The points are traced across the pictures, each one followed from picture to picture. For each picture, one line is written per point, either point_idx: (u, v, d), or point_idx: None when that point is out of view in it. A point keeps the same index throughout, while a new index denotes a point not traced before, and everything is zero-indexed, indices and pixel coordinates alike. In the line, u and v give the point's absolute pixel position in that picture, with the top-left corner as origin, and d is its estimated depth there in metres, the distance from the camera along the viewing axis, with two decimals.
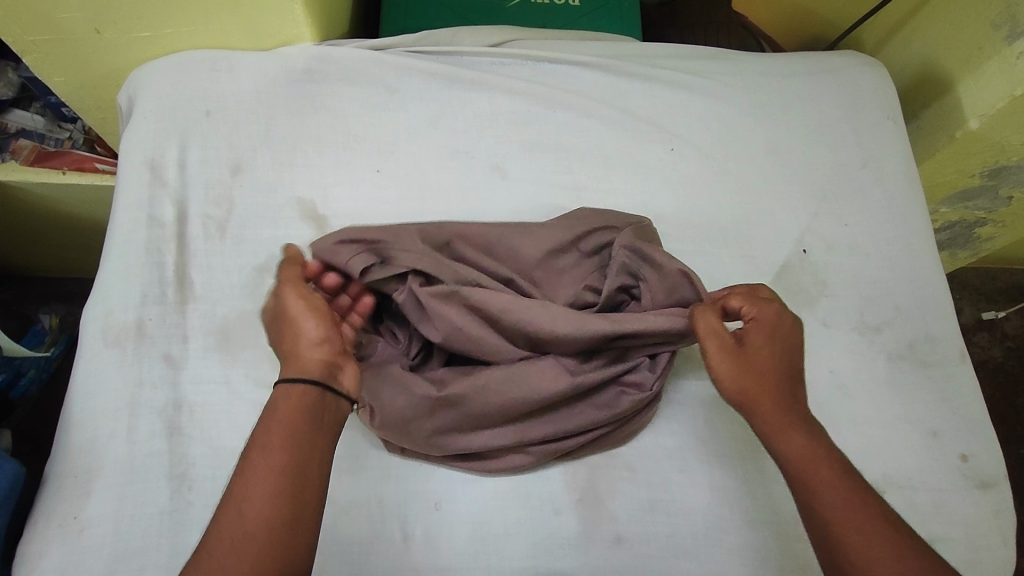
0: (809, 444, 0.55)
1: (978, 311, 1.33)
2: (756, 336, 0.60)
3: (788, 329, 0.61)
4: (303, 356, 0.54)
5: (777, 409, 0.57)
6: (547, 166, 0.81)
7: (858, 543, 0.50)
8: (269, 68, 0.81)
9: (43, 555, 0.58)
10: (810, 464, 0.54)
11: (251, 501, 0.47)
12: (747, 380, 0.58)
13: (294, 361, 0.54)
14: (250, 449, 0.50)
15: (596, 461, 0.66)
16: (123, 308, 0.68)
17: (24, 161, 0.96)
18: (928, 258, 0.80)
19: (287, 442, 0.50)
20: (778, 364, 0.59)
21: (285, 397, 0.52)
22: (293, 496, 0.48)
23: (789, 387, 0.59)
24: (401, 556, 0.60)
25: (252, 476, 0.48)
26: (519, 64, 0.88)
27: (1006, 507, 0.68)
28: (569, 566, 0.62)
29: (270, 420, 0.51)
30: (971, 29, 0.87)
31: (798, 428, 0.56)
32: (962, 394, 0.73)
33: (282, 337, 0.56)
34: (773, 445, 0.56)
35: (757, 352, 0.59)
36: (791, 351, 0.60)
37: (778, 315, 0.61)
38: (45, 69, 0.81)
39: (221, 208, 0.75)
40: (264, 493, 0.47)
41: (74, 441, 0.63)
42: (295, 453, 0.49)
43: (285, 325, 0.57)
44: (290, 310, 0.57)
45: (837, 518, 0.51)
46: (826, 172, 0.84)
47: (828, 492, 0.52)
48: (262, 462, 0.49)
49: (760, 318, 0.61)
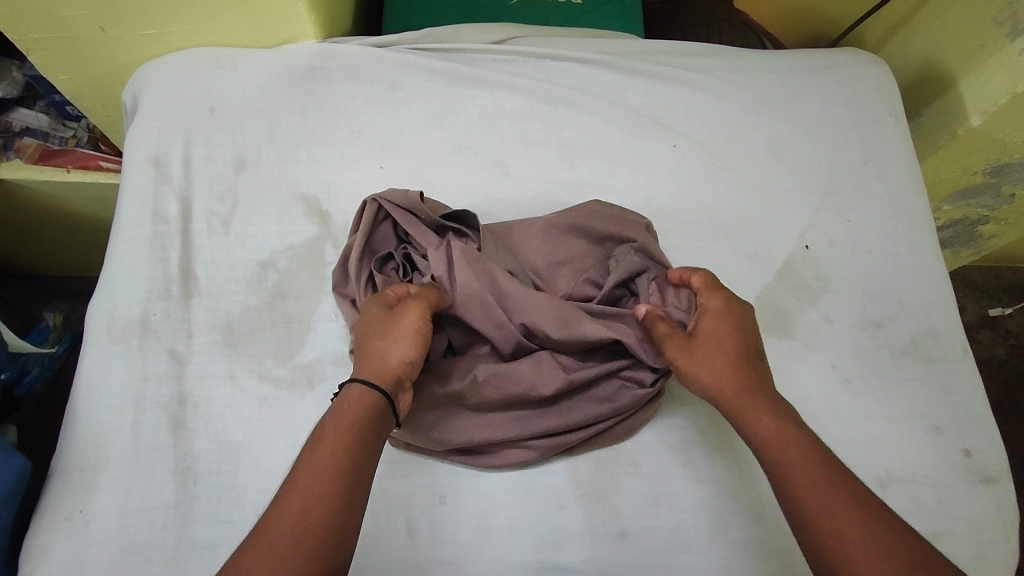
0: (778, 423, 0.55)
1: (981, 309, 1.33)
2: (706, 323, 0.62)
3: (737, 312, 0.62)
4: (388, 364, 0.56)
5: (739, 390, 0.57)
6: (549, 162, 0.82)
7: (831, 524, 0.49)
8: (273, 65, 0.82)
9: (49, 548, 0.58)
10: (782, 444, 0.54)
11: (302, 493, 0.48)
12: (703, 365, 0.59)
13: (382, 366, 0.56)
14: (311, 442, 0.51)
15: (600, 456, 0.66)
16: (128, 304, 0.69)
17: (28, 160, 0.97)
18: (931, 254, 0.80)
19: (346, 440, 0.51)
20: (729, 345, 0.60)
21: (352, 394, 0.54)
22: (343, 497, 0.49)
23: (747, 363, 0.59)
24: (405, 550, 0.61)
25: (308, 469, 0.49)
26: (522, 61, 0.88)
27: (1011, 502, 0.68)
28: (573, 560, 0.62)
29: (334, 414, 0.52)
30: (972, 26, 0.87)
31: (766, 408, 0.56)
32: (966, 389, 0.73)
33: (380, 333, 0.58)
34: (744, 426, 0.56)
35: (707, 336, 0.61)
36: (746, 332, 0.61)
37: (725, 303, 0.63)
38: (50, 66, 0.82)
39: (225, 204, 0.75)
40: (315, 486, 0.48)
41: (80, 435, 0.64)
42: (351, 452, 0.50)
43: (389, 327, 0.58)
44: (403, 321, 0.58)
45: (808, 496, 0.51)
46: (828, 168, 0.84)
47: (798, 472, 0.52)
48: (319, 456, 0.50)
49: (707, 306, 0.63)
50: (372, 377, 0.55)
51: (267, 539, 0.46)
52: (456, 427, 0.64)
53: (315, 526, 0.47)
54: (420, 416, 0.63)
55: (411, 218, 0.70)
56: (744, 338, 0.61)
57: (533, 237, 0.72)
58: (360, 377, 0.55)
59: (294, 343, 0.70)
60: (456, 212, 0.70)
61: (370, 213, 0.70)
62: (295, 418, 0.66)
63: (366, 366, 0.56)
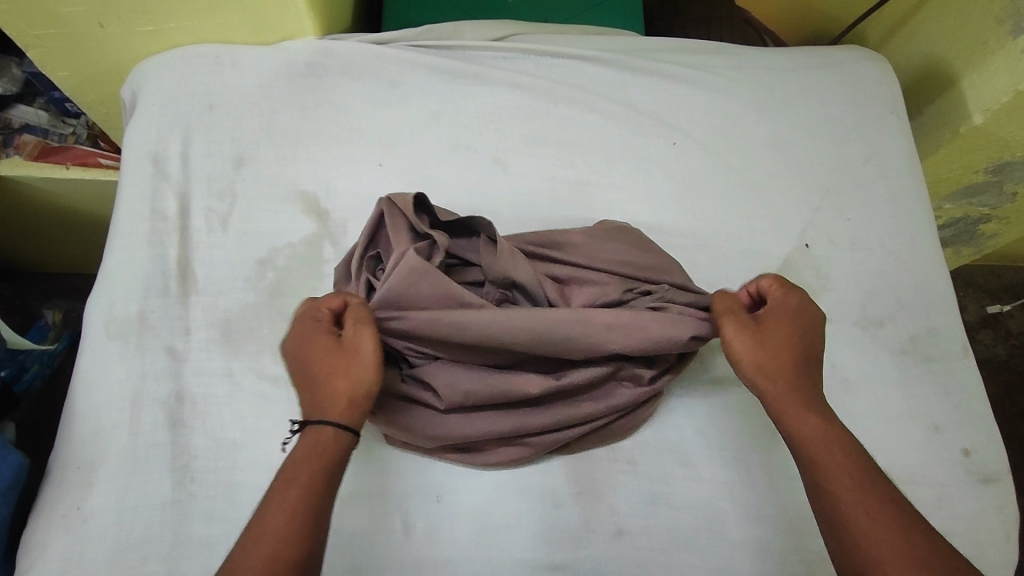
0: (822, 425, 0.55)
1: (982, 308, 1.33)
2: (773, 312, 0.60)
3: (808, 313, 0.61)
4: (356, 400, 0.54)
5: (787, 387, 0.57)
6: (548, 159, 0.81)
7: (865, 525, 0.49)
8: (271, 62, 0.82)
9: (46, 545, 0.58)
10: (823, 444, 0.54)
11: (272, 535, 0.47)
12: (764, 355, 0.58)
13: (347, 401, 0.53)
14: (279, 481, 0.50)
15: (597, 455, 0.66)
16: (126, 301, 0.69)
17: (27, 157, 0.96)
18: (931, 253, 0.80)
19: (314, 480, 0.50)
20: (795, 339, 0.59)
21: (321, 438, 0.52)
22: (314, 538, 0.48)
23: (806, 364, 0.58)
24: (402, 548, 0.60)
25: (278, 510, 0.48)
26: (522, 59, 0.88)
27: (1010, 502, 0.68)
28: (570, 559, 0.61)
29: (305, 455, 0.51)
30: (975, 24, 0.87)
31: (811, 410, 0.56)
32: (965, 389, 0.73)
33: (338, 368, 0.54)
34: (787, 426, 0.56)
35: (773, 327, 0.60)
36: (812, 333, 0.60)
37: (803, 300, 0.61)
38: (49, 62, 0.82)
39: (224, 201, 0.75)
40: (285, 527, 0.47)
41: (78, 432, 0.64)
42: (322, 494, 0.50)
43: (346, 360, 0.54)
44: (360, 350, 0.55)
45: (845, 493, 0.51)
46: (829, 167, 0.84)
47: (837, 470, 0.52)
48: (291, 496, 0.49)
49: (783, 302, 0.61)
50: (337, 416, 0.53)
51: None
52: (449, 425, 0.63)
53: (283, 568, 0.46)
54: (415, 417, 0.62)
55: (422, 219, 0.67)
56: (806, 337, 0.60)
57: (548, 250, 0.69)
58: (331, 420, 0.52)
59: None
60: (462, 220, 0.67)
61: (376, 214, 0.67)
62: (292, 416, 0.66)
63: (332, 405, 0.53)
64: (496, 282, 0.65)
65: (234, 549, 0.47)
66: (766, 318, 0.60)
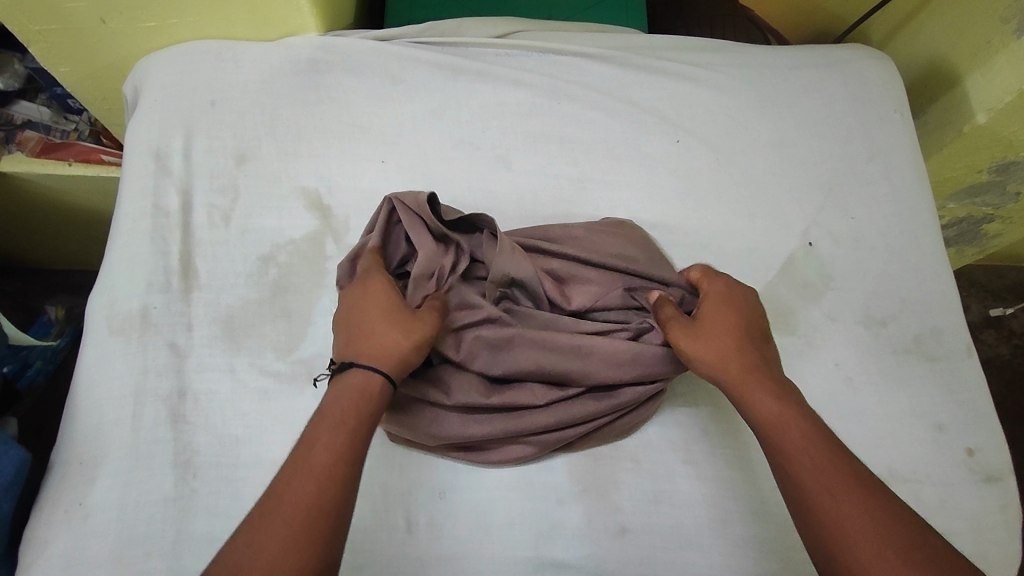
0: (781, 407, 0.54)
1: (985, 309, 1.32)
2: (711, 307, 0.61)
3: (741, 296, 0.62)
4: (404, 357, 0.55)
5: (746, 374, 0.57)
6: (552, 157, 0.81)
7: (830, 504, 0.49)
8: (274, 58, 0.81)
9: (48, 541, 0.58)
10: (785, 427, 0.53)
11: (315, 469, 0.48)
12: (711, 348, 0.58)
13: (396, 355, 0.55)
14: (321, 417, 0.51)
15: (600, 453, 0.66)
16: (129, 297, 0.69)
17: (30, 153, 0.96)
18: (935, 252, 0.80)
19: (354, 419, 0.51)
20: (738, 326, 0.60)
21: (368, 384, 0.53)
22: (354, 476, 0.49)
23: (756, 349, 0.58)
24: (404, 545, 0.60)
25: (324, 445, 0.49)
26: (525, 56, 0.87)
27: (1014, 502, 0.68)
28: (573, 556, 0.61)
29: (348, 397, 0.52)
30: (980, 23, 0.86)
31: (770, 393, 0.55)
32: (969, 388, 0.73)
33: (399, 323, 0.56)
34: (747, 411, 0.55)
35: (712, 319, 0.60)
36: (753, 317, 0.61)
37: (727, 287, 0.63)
38: (51, 58, 0.81)
39: (227, 197, 0.75)
40: (328, 462, 0.48)
41: (80, 428, 0.64)
42: (364, 434, 0.51)
43: (411, 319, 0.57)
44: (422, 319, 0.57)
45: (810, 476, 0.50)
46: (833, 165, 0.84)
47: (801, 453, 0.51)
48: (335, 432, 0.50)
49: (709, 291, 0.63)
50: (384, 365, 0.54)
51: (280, 510, 0.46)
52: (451, 422, 0.62)
53: (324, 503, 0.46)
54: (416, 417, 0.62)
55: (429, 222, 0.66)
56: (749, 324, 0.60)
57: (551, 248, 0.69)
58: (378, 368, 0.54)
59: (296, 337, 0.69)
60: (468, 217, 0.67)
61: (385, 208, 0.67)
62: (295, 412, 0.66)
63: (379, 354, 0.54)
64: (495, 282, 0.65)
65: (273, 482, 0.48)
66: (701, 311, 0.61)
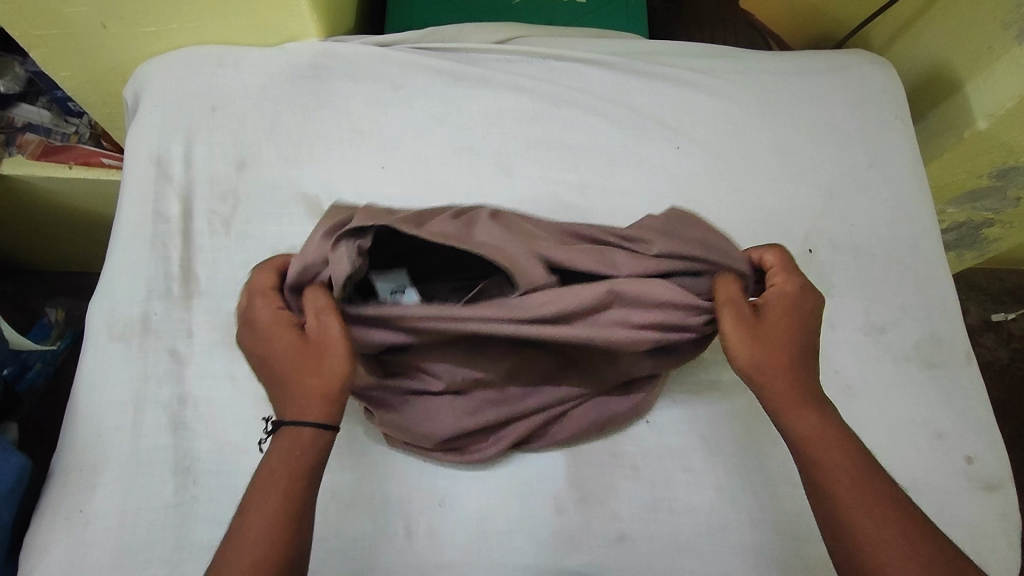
0: (821, 424, 0.54)
1: (985, 312, 1.32)
2: (775, 309, 0.57)
3: (810, 305, 0.58)
4: (323, 396, 0.51)
5: (795, 385, 0.55)
6: (553, 163, 0.81)
7: (865, 525, 0.50)
8: (275, 64, 0.81)
9: (49, 548, 0.58)
10: (825, 443, 0.53)
11: (248, 549, 0.47)
12: (764, 354, 0.55)
13: (314, 402, 0.51)
14: (252, 487, 0.50)
15: (600, 460, 0.66)
16: (129, 303, 0.69)
17: (30, 156, 0.96)
18: (935, 259, 0.80)
19: (285, 487, 0.49)
20: (796, 336, 0.56)
21: (299, 441, 0.50)
22: (293, 547, 0.48)
23: (805, 361, 0.56)
24: (404, 552, 0.61)
25: (256, 521, 0.48)
26: (525, 61, 0.87)
27: (1013, 510, 0.68)
28: (573, 564, 0.62)
29: (280, 462, 0.50)
30: (981, 28, 0.86)
31: (813, 406, 0.55)
32: (968, 395, 0.73)
33: (303, 364, 0.52)
34: (784, 424, 0.55)
35: (772, 324, 0.56)
36: (812, 327, 0.58)
37: (803, 288, 0.59)
38: (51, 63, 0.82)
39: (227, 203, 0.75)
40: (263, 538, 0.47)
41: (80, 434, 0.64)
42: (298, 499, 0.49)
43: (316, 359, 0.51)
44: (328, 340, 0.51)
45: (847, 496, 0.51)
46: (834, 172, 0.84)
47: (840, 471, 0.52)
48: (266, 505, 0.49)
49: (783, 288, 0.58)
50: (311, 415, 0.51)
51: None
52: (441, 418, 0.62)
53: (276, 542, 0.48)
54: (411, 416, 0.62)
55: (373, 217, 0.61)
56: (808, 335, 0.57)
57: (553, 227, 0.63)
58: (308, 421, 0.51)
59: None
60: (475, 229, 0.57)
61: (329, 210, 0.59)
62: None
63: (299, 405, 0.51)
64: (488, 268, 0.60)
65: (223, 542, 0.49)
66: (765, 312, 0.57)
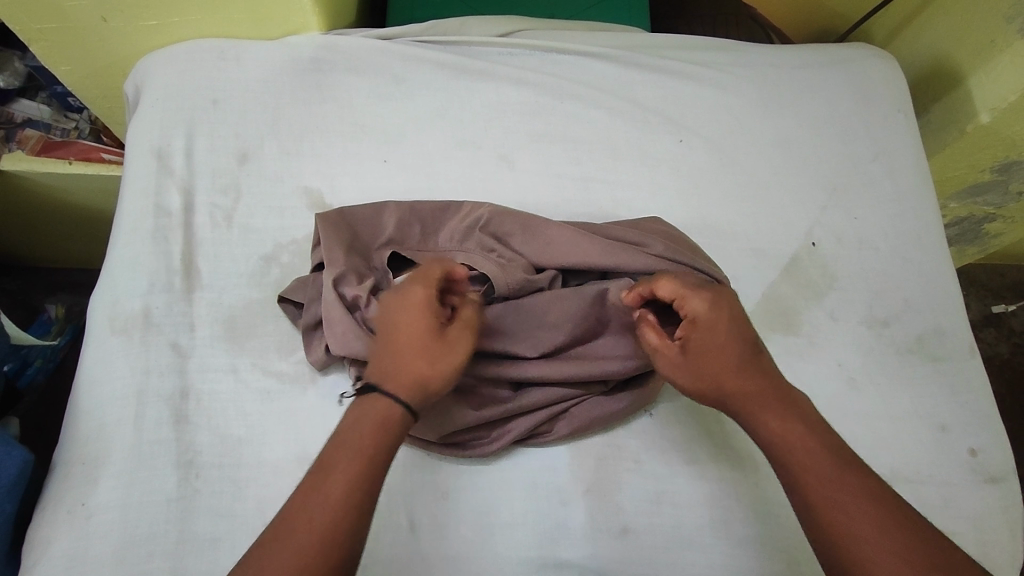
0: (787, 426, 0.54)
1: (986, 307, 1.32)
2: (696, 335, 0.57)
3: (727, 315, 0.58)
4: (424, 394, 0.54)
5: (747, 394, 0.56)
6: (555, 157, 0.81)
7: (841, 523, 0.49)
8: (276, 57, 0.81)
9: (50, 541, 0.58)
10: (793, 445, 0.53)
11: (329, 501, 0.47)
12: (704, 380, 0.57)
13: (421, 387, 0.54)
14: (339, 443, 0.50)
15: (603, 453, 0.66)
16: (130, 297, 0.68)
17: (30, 151, 0.96)
18: (937, 251, 0.80)
19: (371, 454, 0.50)
20: (728, 353, 0.56)
21: (387, 412, 0.52)
22: (364, 516, 0.48)
23: (756, 366, 0.57)
24: (407, 545, 0.60)
25: (337, 479, 0.48)
26: (527, 55, 0.87)
27: (1015, 501, 0.68)
28: (577, 557, 0.62)
29: (369, 428, 0.51)
30: (983, 21, 0.86)
31: (773, 410, 0.55)
32: (971, 388, 0.73)
33: (430, 354, 0.54)
34: (753, 432, 0.55)
35: (704, 349, 0.57)
36: (743, 335, 0.58)
37: (713, 300, 0.58)
38: (51, 56, 0.81)
39: (229, 196, 0.75)
40: (342, 499, 0.48)
41: (83, 428, 0.63)
42: (379, 469, 0.50)
43: (441, 349, 0.55)
44: (457, 354, 0.56)
45: (821, 496, 0.50)
46: (836, 165, 0.84)
47: (809, 473, 0.51)
48: (349, 467, 0.49)
49: (696, 313, 0.58)
50: (407, 395, 0.53)
51: (285, 548, 0.46)
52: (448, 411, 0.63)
53: (348, 507, 0.48)
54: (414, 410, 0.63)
55: (358, 228, 0.70)
56: (744, 345, 0.57)
57: (553, 230, 0.69)
58: (403, 399, 0.53)
59: (297, 337, 0.69)
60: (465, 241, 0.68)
61: (343, 227, 0.68)
62: (299, 412, 0.66)
63: (403, 386, 0.53)
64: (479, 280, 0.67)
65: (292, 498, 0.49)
66: (688, 342, 0.58)
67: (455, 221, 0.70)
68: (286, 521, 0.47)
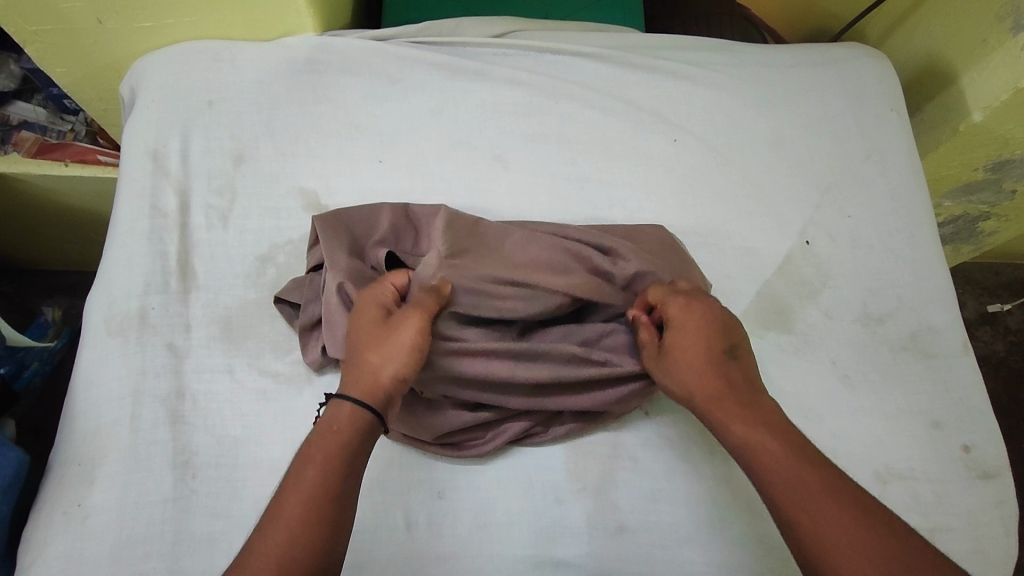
0: (751, 429, 0.54)
1: (981, 305, 1.33)
2: (674, 335, 0.59)
3: (700, 315, 0.59)
4: (381, 381, 0.54)
5: (714, 397, 0.56)
6: (549, 157, 0.81)
7: (806, 524, 0.49)
8: (272, 59, 0.81)
9: (47, 542, 0.58)
10: (759, 451, 0.53)
11: (309, 491, 0.49)
12: (676, 378, 0.58)
13: (372, 384, 0.54)
14: (320, 434, 0.52)
15: (599, 451, 0.66)
16: (126, 297, 0.68)
17: (26, 153, 0.96)
18: (930, 250, 0.80)
19: (348, 445, 0.51)
20: (706, 353, 0.58)
21: (339, 415, 0.53)
22: (343, 499, 0.50)
23: (726, 368, 0.57)
24: (404, 544, 0.61)
25: (313, 467, 0.50)
26: (522, 55, 0.87)
27: (1009, 498, 0.68)
28: (573, 555, 0.62)
29: (321, 434, 0.52)
30: (975, 22, 0.87)
31: (739, 414, 0.55)
32: (965, 385, 0.73)
33: (373, 344, 0.56)
34: (722, 435, 0.55)
35: (680, 348, 0.58)
36: (721, 336, 0.58)
37: (687, 306, 0.60)
38: (47, 59, 0.81)
39: (224, 197, 0.75)
40: (320, 488, 0.49)
41: (80, 428, 0.64)
42: (344, 462, 0.51)
43: (386, 341, 0.56)
44: (400, 331, 0.56)
45: (786, 496, 0.50)
46: (830, 164, 0.84)
47: (776, 472, 0.51)
48: (305, 481, 0.49)
49: (672, 316, 0.60)
50: (357, 393, 0.54)
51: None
52: (445, 412, 0.64)
53: (329, 495, 0.49)
54: (409, 409, 0.63)
55: (355, 228, 0.70)
56: (716, 346, 0.58)
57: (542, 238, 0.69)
58: (349, 398, 0.53)
59: (293, 337, 0.69)
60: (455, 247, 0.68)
61: (336, 228, 0.68)
62: (294, 413, 0.66)
63: (357, 385, 0.54)
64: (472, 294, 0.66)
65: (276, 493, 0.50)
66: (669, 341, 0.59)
67: (440, 228, 0.66)
68: (273, 514, 0.48)
